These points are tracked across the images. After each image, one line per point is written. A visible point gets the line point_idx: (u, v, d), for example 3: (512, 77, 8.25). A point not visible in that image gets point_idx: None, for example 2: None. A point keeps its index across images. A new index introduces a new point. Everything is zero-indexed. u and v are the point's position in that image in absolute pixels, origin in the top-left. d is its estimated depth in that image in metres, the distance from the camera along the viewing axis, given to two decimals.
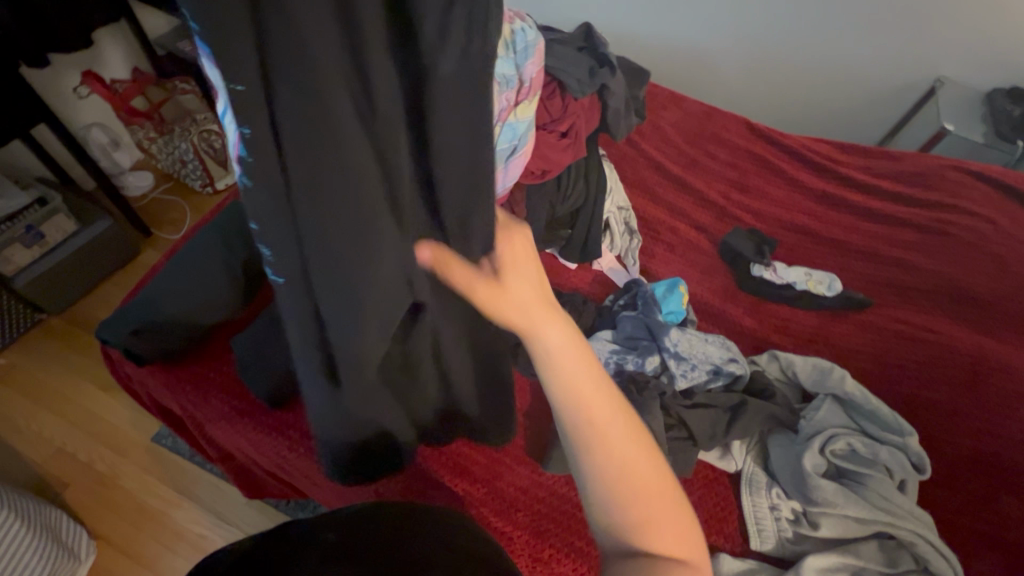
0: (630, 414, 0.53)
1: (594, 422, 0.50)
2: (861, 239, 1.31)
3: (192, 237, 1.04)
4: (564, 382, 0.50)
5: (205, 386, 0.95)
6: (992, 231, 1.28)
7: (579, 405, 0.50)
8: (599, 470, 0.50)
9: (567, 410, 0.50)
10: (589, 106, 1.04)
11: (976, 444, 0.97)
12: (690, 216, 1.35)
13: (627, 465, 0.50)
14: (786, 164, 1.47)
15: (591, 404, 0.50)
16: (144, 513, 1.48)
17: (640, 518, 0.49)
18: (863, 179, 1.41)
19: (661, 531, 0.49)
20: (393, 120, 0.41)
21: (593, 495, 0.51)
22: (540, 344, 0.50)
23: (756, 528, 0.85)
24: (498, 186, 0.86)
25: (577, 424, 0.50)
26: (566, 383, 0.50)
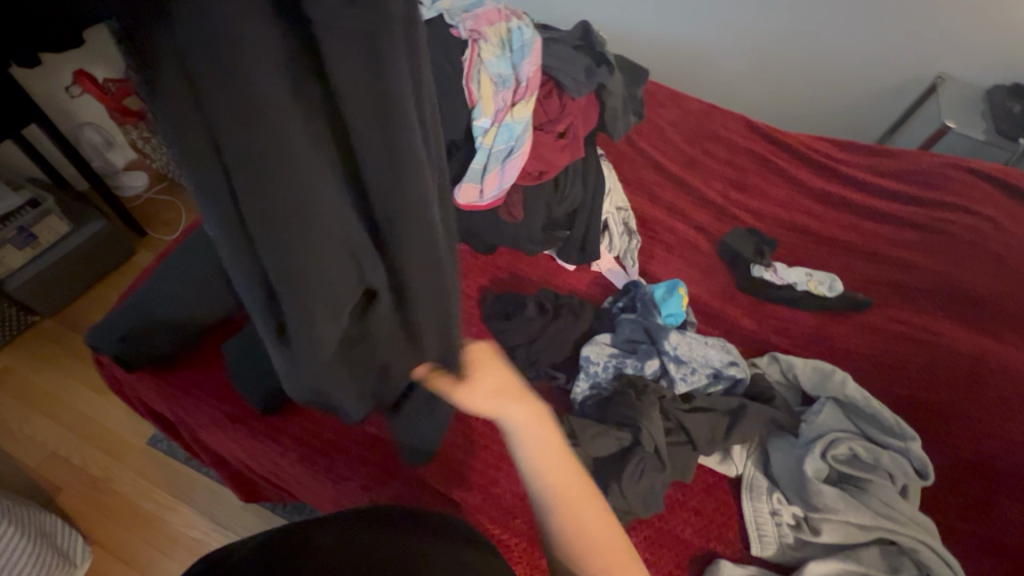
0: (594, 494, 0.60)
1: (558, 491, 0.59)
2: (862, 238, 1.30)
3: (184, 240, 1.02)
4: (529, 452, 0.61)
5: (197, 392, 0.93)
6: (994, 229, 1.27)
7: (545, 477, 0.60)
8: (562, 535, 0.58)
9: (533, 478, 0.61)
10: (587, 105, 1.03)
11: (979, 447, 0.96)
12: (689, 216, 1.33)
13: (587, 536, 0.58)
14: (785, 162, 1.46)
15: (558, 470, 0.60)
16: (141, 517, 1.47)
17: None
18: (863, 178, 1.40)
19: None
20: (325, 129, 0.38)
21: (559, 556, 0.58)
22: (508, 421, 0.62)
23: (756, 534, 0.84)
24: (494, 185, 0.91)
25: (543, 492, 0.60)
26: (530, 452, 0.61)
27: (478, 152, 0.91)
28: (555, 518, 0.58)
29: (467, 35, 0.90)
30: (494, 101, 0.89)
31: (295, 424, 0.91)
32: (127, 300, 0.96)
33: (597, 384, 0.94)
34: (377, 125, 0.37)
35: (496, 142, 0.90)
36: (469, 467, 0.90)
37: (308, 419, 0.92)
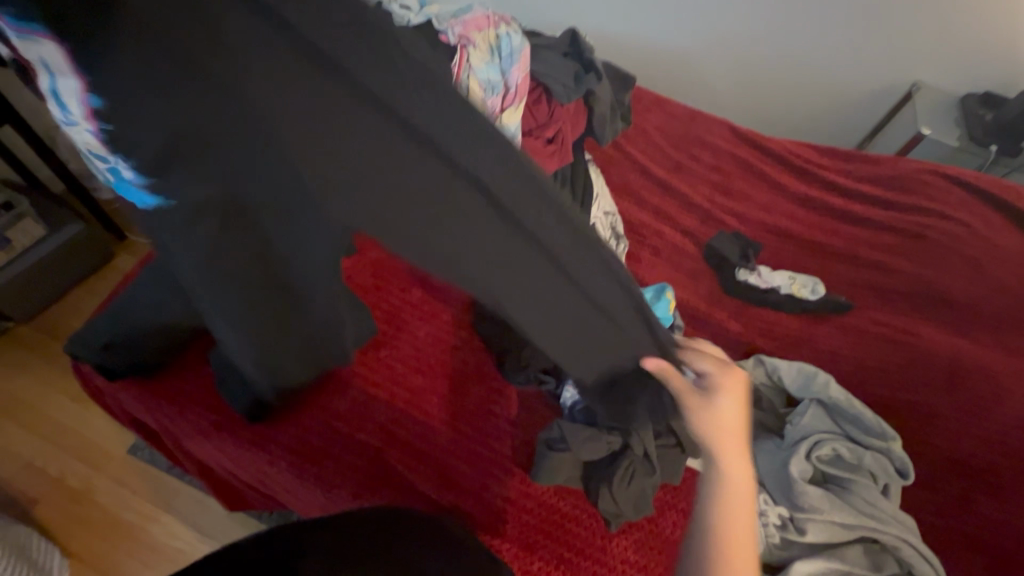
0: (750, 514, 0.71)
1: (730, 502, 0.70)
2: (843, 242, 1.33)
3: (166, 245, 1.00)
4: (728, 474, 0.71)
5: (180, 400, 0.91)
6: (968, 233, 1.31)
7: (726, 492, 0.70)
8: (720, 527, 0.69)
9: (716, 490, 0.71)
10: (575, 111, 1.04)
11: (957, 446, 0.98)
12: (676, 220, 1.35)
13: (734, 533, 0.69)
14: (769, 167, 1.48)
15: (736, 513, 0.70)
16: (121, 528, 1.44)
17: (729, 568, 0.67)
18: (844, 183, 1.43)
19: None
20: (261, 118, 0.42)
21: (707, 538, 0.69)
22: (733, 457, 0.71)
23: None
24: None
25: (721, 500, 0.70)
26: (730, 473, 0.71)
27: None
28: (714, 549, 0.68)
29: (456, 40, 0.87)
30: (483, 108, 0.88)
31: (282, 432, 0.90)
32: (106, 308, 0.93)
33: None
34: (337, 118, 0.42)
35: None
36: (460, 472, 0.89)
37: (296, 426, 0.90)
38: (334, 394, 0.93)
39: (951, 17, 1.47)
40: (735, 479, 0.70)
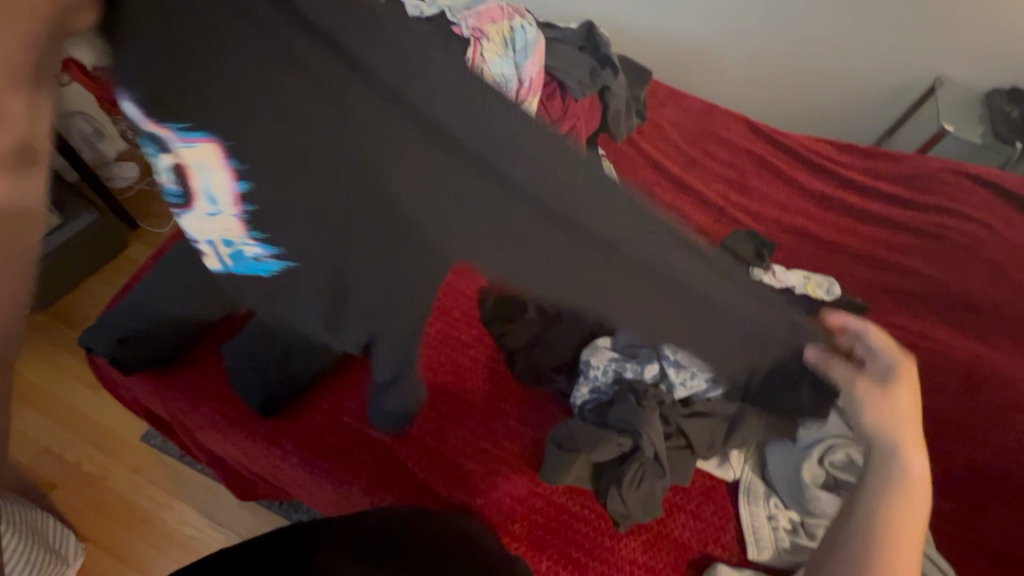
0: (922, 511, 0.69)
1: (912, 495, 0.68)
2: (861, 242, 1.30)
3: (180, 238, 1.01)
4: (907, 471, 0.69)
5: (194, 394, 0.92)
6: (991, 235, 1.28)
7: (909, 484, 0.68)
8: (895, 504, 0.67)
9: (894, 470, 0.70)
10: (588, 107, 1.02)
11: (975, 453, 0.97)
12: (690, 217, 1.33)
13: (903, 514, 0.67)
14: (786, 164, 1.46)
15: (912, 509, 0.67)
16: (135, 514, 1.46)
17: (896, 543, 0.65)
18: (862, 181, 1.40)
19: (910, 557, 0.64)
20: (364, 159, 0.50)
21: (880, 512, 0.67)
22: (911, 460, 0.71)
23: (753, 539, 0.86)
24: None
25: (899, 479, 0.69)
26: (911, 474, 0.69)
27: None
28: (889, 533, 0.65)
29: (469, 32, 0.83)
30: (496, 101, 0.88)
31: (295, 427, 0.91)
32: (121, 302, 0.94)
33: (597, 389, 0.94)
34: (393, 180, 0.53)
35: None
36: (470, 470, 0.90)
37: (308, 422, 0.91)
38: (345, 390, 0.94)
39: (980, 9, 1.43)
40: (914, 483, 0.69)
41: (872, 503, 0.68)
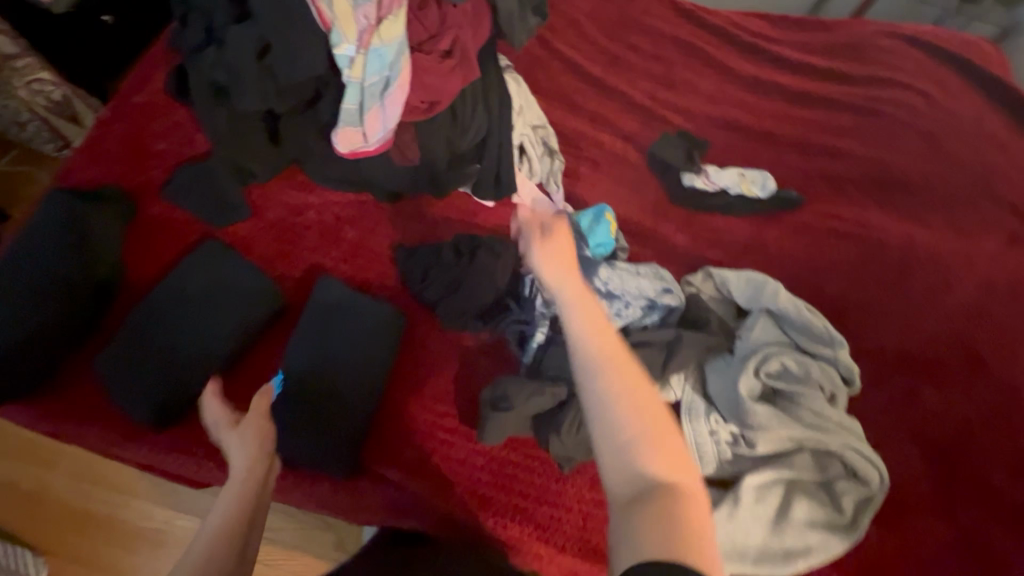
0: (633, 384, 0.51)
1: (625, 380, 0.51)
2: (794, 128, 1.21)
3: (16, 239, 0.85)
4: (586, 327, 0.55)
5: (78, 415, 0.81)
6: (925, 104, 1.19)
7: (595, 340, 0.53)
8: (611, 395, 0.50)
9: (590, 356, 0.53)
10: (473, 13, 0.84)
11: (903, 341, 0.93)
12: (615, 124, 1.21)
13: (637, 399, 0.50)
14: (715, 49, 1.32)
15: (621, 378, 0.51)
16: (93, 523, 1.24)
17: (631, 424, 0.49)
18: (792, 58, 1.29)
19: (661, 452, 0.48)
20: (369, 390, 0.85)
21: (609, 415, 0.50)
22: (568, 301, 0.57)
23: (699, 456, 0.84)
24: (381, 126, 0.80)
25: (591, 356, 0.53)
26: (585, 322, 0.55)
27: (347, 89, 0.77)
28: (603, 370, 0.51)
29: None
30: (353, 18, 0.73)
31: (199, 431, 0.82)
32: None
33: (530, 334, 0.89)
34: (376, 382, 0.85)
35: (366, 74, 0.76)
36: (407, 456, 0.84)
37: (218, 421, 0.83)
38: (252, 383, 0.86)
39: None
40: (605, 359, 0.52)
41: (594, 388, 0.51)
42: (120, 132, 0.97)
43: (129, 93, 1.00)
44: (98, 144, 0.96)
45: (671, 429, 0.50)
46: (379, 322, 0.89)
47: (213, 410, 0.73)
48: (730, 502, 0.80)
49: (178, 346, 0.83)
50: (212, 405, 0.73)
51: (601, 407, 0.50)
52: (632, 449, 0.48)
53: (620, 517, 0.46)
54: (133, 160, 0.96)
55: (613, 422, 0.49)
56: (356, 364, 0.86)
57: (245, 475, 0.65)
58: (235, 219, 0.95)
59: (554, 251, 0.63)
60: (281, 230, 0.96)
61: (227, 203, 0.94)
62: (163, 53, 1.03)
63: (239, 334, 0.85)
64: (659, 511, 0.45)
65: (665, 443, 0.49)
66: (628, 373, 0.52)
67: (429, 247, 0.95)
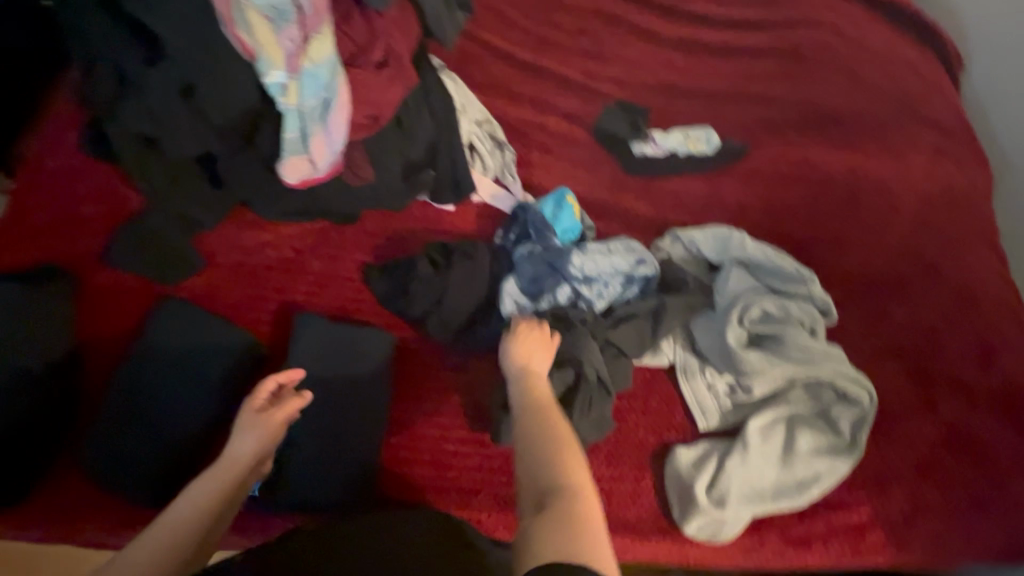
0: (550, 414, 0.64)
1: (539, 395, 0.70)
2: (725, 81, 1.25)
3: None
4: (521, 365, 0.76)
5: (65, 512, 0.74)
6: (837, 38, 1.26)
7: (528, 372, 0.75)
8: (528, 426, 0.63)
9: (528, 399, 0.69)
10: (399, 17, 0.82)
11: (863, 264, 0.99)
12: (557, 106, 1.22)
13: (555, 437, 0.60)
14: (637, 16, 1.34)
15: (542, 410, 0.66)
16: None
17: (549, 458, 0.57)
18: (710, 13, 1.32)
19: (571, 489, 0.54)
20: (370, 417, 0.83)
21: (526, 447, 0.60)
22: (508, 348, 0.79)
23: (701, 411, 0.88)
24: (330, 150, 0.77)
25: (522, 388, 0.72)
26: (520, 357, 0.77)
27: (285, 118, 0.73)
28: (530, 414, 0.65)
29: None
30: (280, 47, 0.69)
31: None
32: None
33: None
34: (376, 408, 0.84)
35: (303, 98, 0.73)
36: (420, 477, 0.82)
37: None
38: None
39: None
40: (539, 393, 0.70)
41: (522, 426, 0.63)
42: (43, 203, 0.90)
43: (43, 160, 0.93)
44: (21, 220, 0.89)
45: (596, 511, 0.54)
46: (366, 347, 0.87)
47: (259, 394, 0.74)
48: (740, 449, 0.84)
49: (160, 415, 0.78)
50: (265, 386, 0.74)
51: (523, 444, 0.60)
52: (540, 473, 0.56)
53: (522, 523, 0.53)
54: (65, 230, 0.89)
55: (525, 464, 0.58)
56: (353, 395, 0.84)
57: (214, 490, 0.63)
58: (190, 271, 0.89)
59: (529, 350, 0.77)
60: (242, 273, 0.91)
61: (178, 256, 0.89)
62: (72, 111, 0.96)
63: (221, 389, 0.81)
64: (548, 517, 0.51)
65: (583, 485, 0.55)
66: (556, 418, 0.63)
67: (402, 262, 0.93)
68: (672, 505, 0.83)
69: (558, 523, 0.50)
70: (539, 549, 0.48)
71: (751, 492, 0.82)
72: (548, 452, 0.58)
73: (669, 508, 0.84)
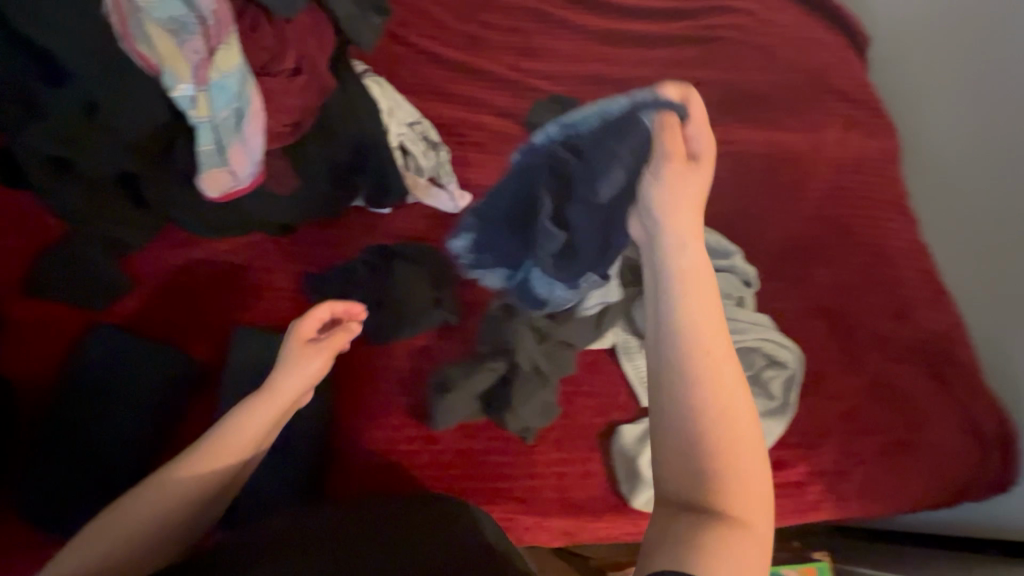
0: (724, 375, 0.50)
1: (713, 385, 0.50)
2: (652, 68, 1.29)
3: None
4: (696, 348, 0.51)
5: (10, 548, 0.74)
6: (753, 22, 1.31)
7: (701, 349, 0.51)
8: (692, 396, 0.50)
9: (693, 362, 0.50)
10: (311, 24, 0.82)
11: (788, 234, 1.04)
12: (489, 104, 1.23)
13: (725, 420, 0.49)
14: (564, 11, 1.36)
15: (713, 368, 0.50)
16: None
17: (714, 454, 0.48)
18: (633, 4, 1.36)
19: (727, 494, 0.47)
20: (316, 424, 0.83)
21: (681, 423, 0.49)
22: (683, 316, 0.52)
23: (642, 388, 0.92)
24: (248, 161, 0.76)
25: (687, 349, 0.51)
26: (693, 331, 0.51)
27: (198, 131, 0.73)
28: (694, 376, 0.50)
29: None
30: (184, 59, 0.69)
31: None
32: None
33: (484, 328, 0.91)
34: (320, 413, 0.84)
35: (214, 111, 0.72)
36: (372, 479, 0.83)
37: None
38: None
39: None
40: (701, 358, 0.50)
41: (675, 378, 0.51)
42: None
43: None
44: None
45: (749, 419, 0.50)
46: None
47: (300, 330, 0.71)
48: None
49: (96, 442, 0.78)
50: (304, 323, 0.71)
51: (677, 415, 0.50)
52: (693, 465, 0.48)
53: (664, 521, 0.48)
54: None
55: (676, 445, 0.49)
56: None
57: (242, 441, 0.64)
58: (120, 296, 0.88)
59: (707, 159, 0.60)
60: (176, 293, 0.90)
61: (104, 280, 0.86)
62: None
63: (158, 408, 0.81)
64: (697, 537, 0.45)
65: (751, 505, 0.47)
66: (724, 377, 0.50)
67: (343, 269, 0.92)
68: (619, 480, 0.86)
69: (708, 544, 0.45)
70: (666, 525, 0.47)
71: None
72: (710, 442, 0.48)
73: (616, 483, 0.87)
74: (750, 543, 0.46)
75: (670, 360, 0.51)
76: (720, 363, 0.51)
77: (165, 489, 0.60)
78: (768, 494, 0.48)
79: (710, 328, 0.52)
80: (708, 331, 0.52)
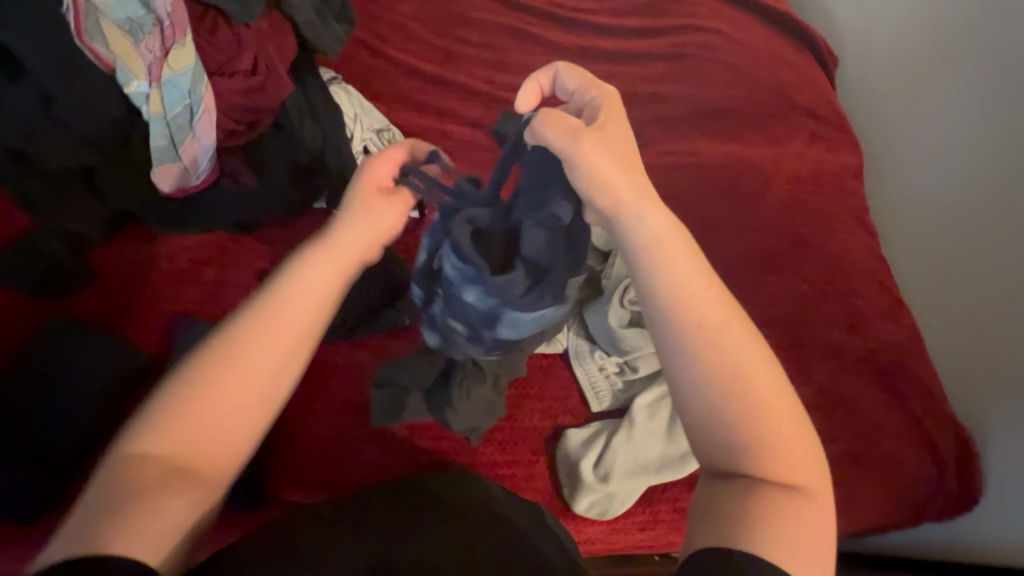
0: (751, 349, 0.48)
1: (731, 363, 0.47)
2: (622, 83, 1.31)
3: None
4: (699, 330, 0.47)
5: None
6: (721, 41, 1.34)
7: (704, 328, 0.47)
8: (710, 380, 0.46)
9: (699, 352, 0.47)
10: (271, 30, 0.86)
11: (748, 243, 1.04)
12: (460, 114, 1.26)
13: (758, 395, 0.46)
14: (537, 28, 1.40)
15: (728, 352, 0.47)
16: None
17: (752, 430, 0.46)
18: (604, 23, 1.40)
19: (774, 463, 0.46)
20: None
21: (717, 408, 0.46)
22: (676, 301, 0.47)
23: (593, 394, 0.91)
24: (199, 155, 0.80)
25: (693, 338, 0.47)
26: (694, 310, 0.47)
27: (151, 126, 0.77)
28: (711, 363, 0.46)
29: None
30: (138, 57, 0.74)
31: None
32: None
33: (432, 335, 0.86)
34: None
35: (167, 107, 0.77)
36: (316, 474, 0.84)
37: None
38: None
39: None
40: (718, 338, 0.47)
41: (691, 370, 0.47)
42: None
43: None
44: None
45: (777, 388, 0.47)
46: None
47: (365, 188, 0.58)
48: (627, 426, 0.87)
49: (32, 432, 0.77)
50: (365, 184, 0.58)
51: (708, 401, 0.47)
52: (742, 446, 0.46)
53: (713, 508, 0.46)
54: None
55: (719, 428, 0.47)
56: None
57: (292, 332, 0.49)
58: (78, 287, 0.90)
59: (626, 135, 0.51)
60: (134, 286, 0.92)
61: (62, 273, 0.88)
62: None
63: (98, 399, 0.79)
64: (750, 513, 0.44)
65: (801, 464, 0.46)
66: (744, 350, 0.47)
67: None
68: (562, 483, 0.85)
69: (763, 517, 0.44)
70: (727, 499, 0.46)
71: (636, 466, 0.85)
72: (750, 418, 0.46)
73: (559, 486, 0.86)
74: (808, 507, 0.45)
75: (683, 348, 0.47)
76: (740, 338, 0.47)
77: (199, 418, 0.46)
78: (814, 451, 0.48)
79: (711, 309, 0.47)
80: (708, 308, 0.47)
